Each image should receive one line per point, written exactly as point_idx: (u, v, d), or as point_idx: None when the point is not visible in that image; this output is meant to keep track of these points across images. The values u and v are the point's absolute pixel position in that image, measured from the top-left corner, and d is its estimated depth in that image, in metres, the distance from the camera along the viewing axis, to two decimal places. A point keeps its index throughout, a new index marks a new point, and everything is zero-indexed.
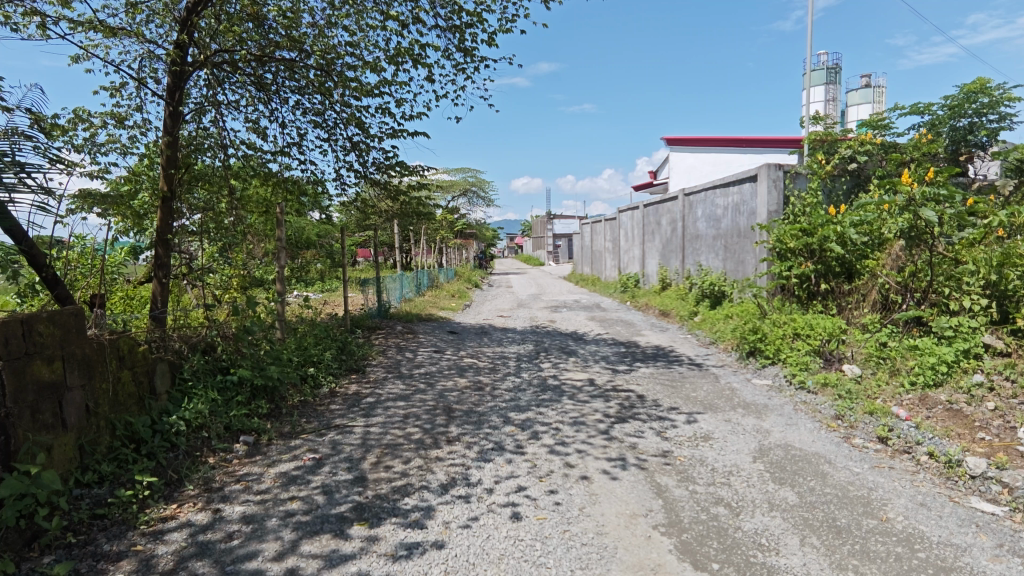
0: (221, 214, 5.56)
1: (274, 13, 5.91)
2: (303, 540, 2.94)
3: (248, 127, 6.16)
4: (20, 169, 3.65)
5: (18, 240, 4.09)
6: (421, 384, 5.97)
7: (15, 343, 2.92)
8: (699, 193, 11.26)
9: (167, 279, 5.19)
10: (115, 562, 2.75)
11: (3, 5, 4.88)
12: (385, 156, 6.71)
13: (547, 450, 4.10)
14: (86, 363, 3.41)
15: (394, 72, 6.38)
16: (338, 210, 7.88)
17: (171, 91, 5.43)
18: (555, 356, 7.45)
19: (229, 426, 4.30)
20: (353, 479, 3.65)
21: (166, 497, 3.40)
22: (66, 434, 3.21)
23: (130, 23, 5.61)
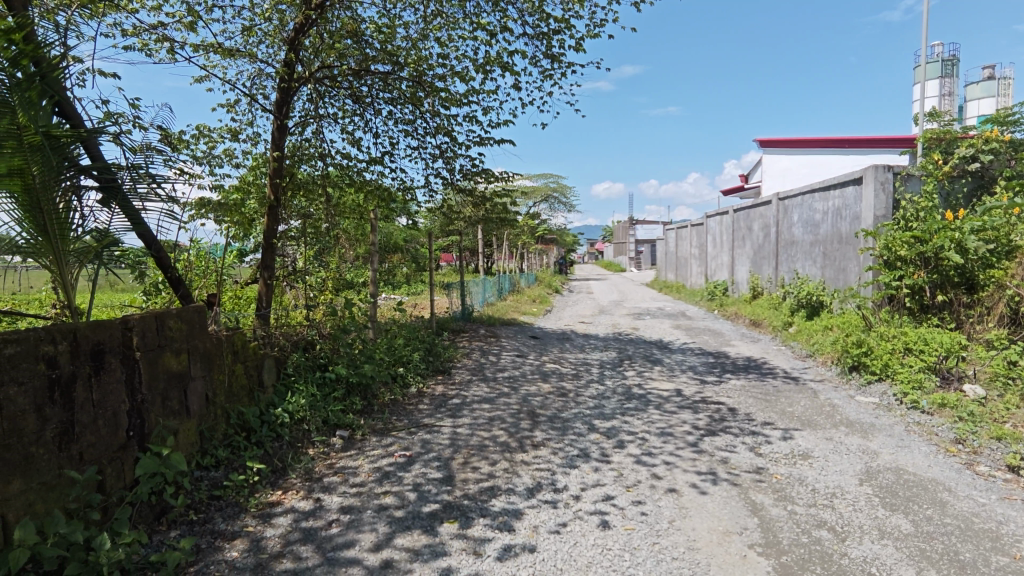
0: (319, 220, 5.92)
1: (371, 29, 6.23)
2: (397, 534, 3.06)
3: (346, 138, 6.52)
4: (152, 180, 4.08)
5: (148, 244, 4.54)
6: (505, 387, 6.05)
7: (151, 336, 3.25)
8: (796, 197, 10.67)
9: (272, 280, 5.60)
10: (230, 540, 2.98)
11: (140, 34, 5.48)
12: (471, 162, 6.87)
13: (633, 460, 4.03)
14: (207, 356, 3.74)
15: (482, 81, 6.54)
16: (425, 216, 8.16)
17: (280, 106, 5.87)
18: (639, 364, 7.31)
19: (327, 420, 4.57)
20: (442, 478, 3.76)
21: (272, 483, 3.66)
22: (189, 420, 3.52)
23: (245, 45, 6.11)
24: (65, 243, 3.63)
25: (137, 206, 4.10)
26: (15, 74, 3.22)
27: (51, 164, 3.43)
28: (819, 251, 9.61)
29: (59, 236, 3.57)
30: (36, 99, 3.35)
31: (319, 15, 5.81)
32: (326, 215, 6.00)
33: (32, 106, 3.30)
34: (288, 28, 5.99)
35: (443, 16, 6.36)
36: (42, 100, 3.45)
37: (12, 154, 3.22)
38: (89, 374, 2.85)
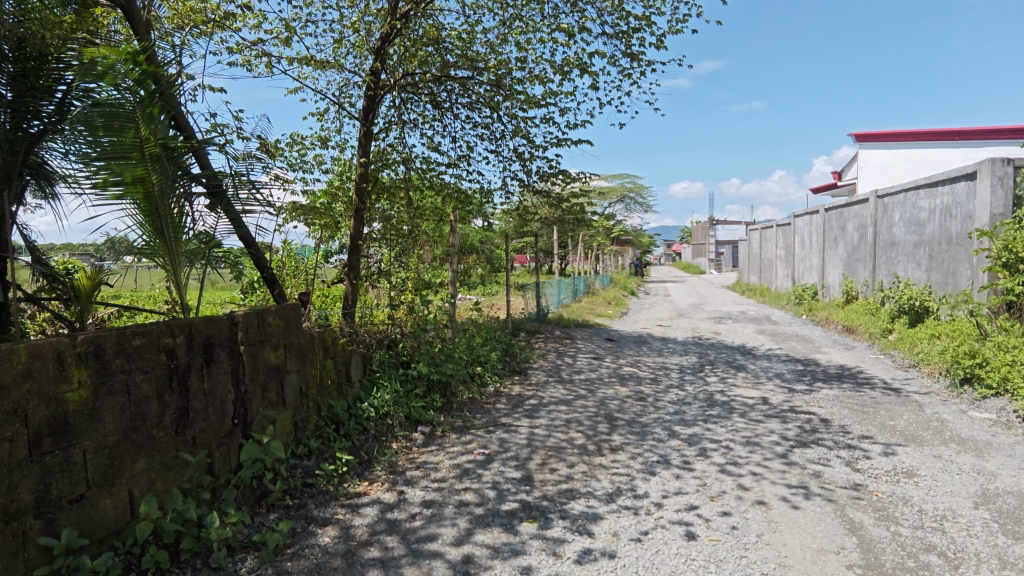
0: (400, 222, 6.09)
1: (451, 36, 6.39)
2: (477, 530, 3.12)
3: (426, 143, 6.72)
4: (252, 186, 4.39)
5: (247, 244, 4.88)
6: (581, 390, 6.02)
7: (253, 331, 3.49)
8: (897, 195, 9.91)
9: (357, 280, 5.87)
10: (322, 526, 3.14)
11: (242, 51, 5.90)
12: (548, 164, 6.89)
13: (717, 469, 3.89)
14: (301, 351, 3.97)
15: (560, 82, 6.54)
16: (500, 219, 8.26)
17: (366, 113, 6.14)
18: (722, 370, 7.05)
19: (409, 416, 4.73)
20: (521, 478, 3.79)
21: (359, 474, 3.83)
22: (286, 410, 3.76)
23: (334, 56, 6.44)
24: (179, 244, 3.94)
25: (239, 210, 4.42)
26: (138, 92, 3.58)
27: (168, 173, 3.78)
28: (924, 253, 8.88)
29: (173, 238, 3.87)
30: (157, 114, 3.69)
31: (403, 24, 6.03)
32: (407, 216, 6.16)
33: (153, 120, 3.65)
34: (374, 38, 6.25)
35: (522, 20, 6.41)
36: (161, 115, 3.79)
37: (135, 164, 3.57)
38: (201, 365, 3.10)
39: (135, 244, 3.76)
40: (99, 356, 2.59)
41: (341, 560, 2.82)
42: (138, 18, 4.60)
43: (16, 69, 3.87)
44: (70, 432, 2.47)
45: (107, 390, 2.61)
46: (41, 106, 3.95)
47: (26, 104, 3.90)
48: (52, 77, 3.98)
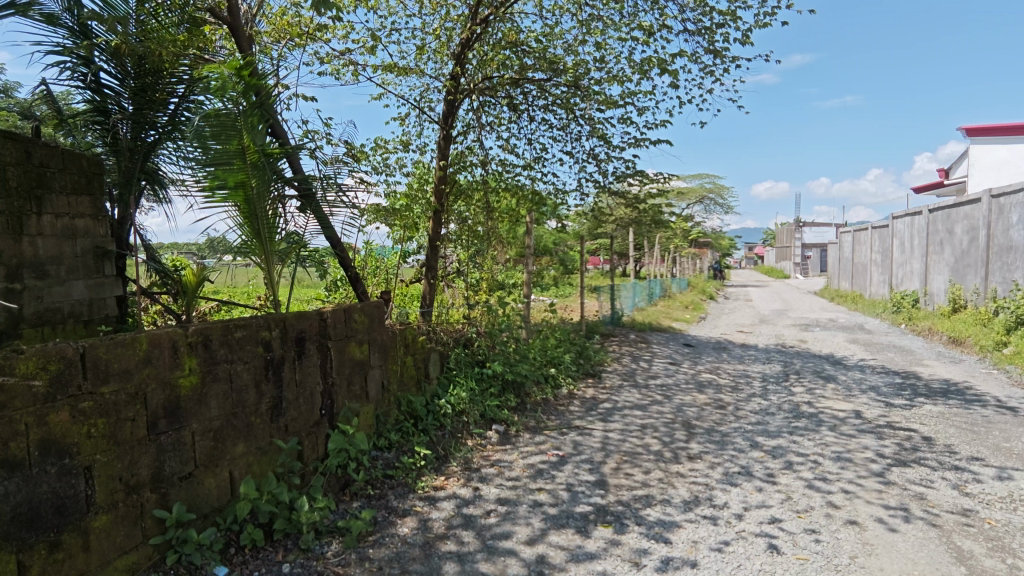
0: (475, 224, 6.22)
1: (529, 39, 6.43)
2: (551, 530, 3.12)
3: (502, 145, 6.81)
4: (339, 189, 4.61)
5: (332, 244, 5.13)
6: (657, 395, 5.89)
7: (341, 327, 3.68)
8: (1016, 195, 9.01)
9: (434, 280, 6.03)
10: (401, 517, 3.25)
11: (332, 61, 6.23)
12: (625, 164, 6.79)
13: (805, 484, 3.69)
14: (384, 347, 4.13)
15: (639, 82, 6.43)
16: (575, 220, 8.22)
17: (446, 118, 6.30)
18: (809, 380, 6.67)
19: (484, 414, 4.81)
20: (595, 481, 3.76)
21: (436, 468, 3.93)
22: (368, 404, 3.93)
23: (416, 62, 6.65)
24: (273, 244, 4.19)
25: (327, 212, 4.65)
26: (241, 102, 3.84)
27: (265, 178, 4.03)
28: None
29: (268, 238, 4.13)
30: (257, 123, 3.95)
31: (483, 29, 6.15)
32: (482, 219, 6.27)
33: (254, 129, 3.92)
34: (454, 44, 6.40)
35: (602, 20, 6.35)
36: (261, 124, 4.04)
37: (237, 170, 3.84)
38: (293, 357, 3.31)
39: (235, 243, 4.07)
40: (206, 346, 2.81)
41: (419, 551, 2.91)
42: (242, 34, 4.95)
43: (136, 84, 4.30)
44: (182, 415, 2.68)
45: (212, 377, 2.83)
46: (156, 117, 4.36)
47: (145, 116, 4.34)
48: (166, 91, 4.37)
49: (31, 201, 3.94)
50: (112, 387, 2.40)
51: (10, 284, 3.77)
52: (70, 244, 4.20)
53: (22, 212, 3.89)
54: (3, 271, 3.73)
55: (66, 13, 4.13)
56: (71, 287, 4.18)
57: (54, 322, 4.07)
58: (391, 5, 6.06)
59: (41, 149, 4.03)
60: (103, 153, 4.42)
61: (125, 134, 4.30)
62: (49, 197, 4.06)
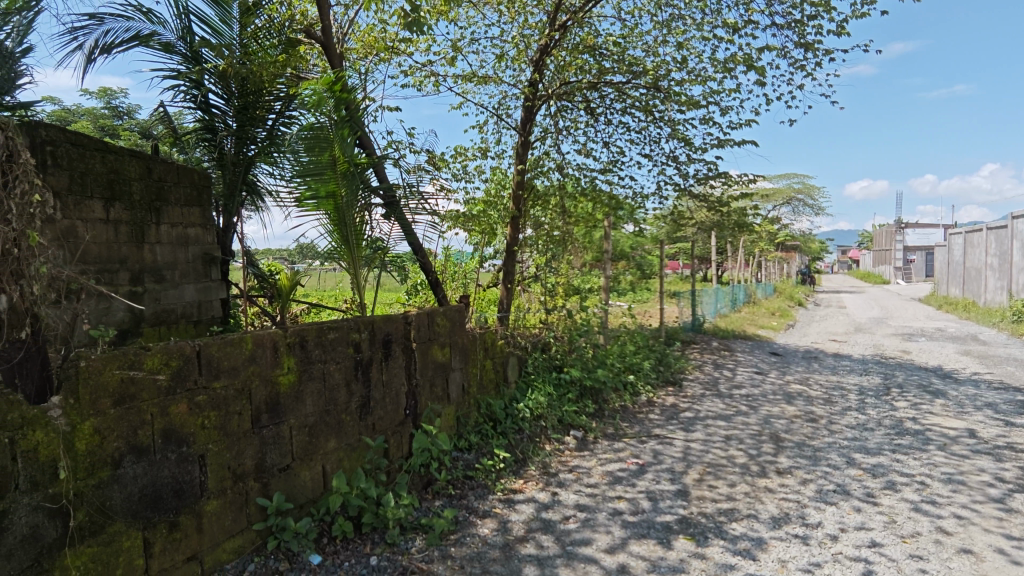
0: (552, 229, 6.19)
1: (608, 42, 6.38)
2: (632, 540, 3.07)
3: (579, 149, 6.79)
4: (422, 197, 4.79)
5: (415, 250, 5.32)
6: (742, 406, 5.66)
7: (424, 330, 3.81)
8: None
9: (511, 285, 6.15)
10: (482, 518, 3.31)
11: (415, 73, 6.47)
12: (707, 167, 6.59)
13: (910, 507, 3.42)
14: (465, 350, 4.23)
15: (723, 80, 6.21)
16: (654, 224, 8.05)
17: (524, 124, 6.38)
18: (913, 394, 6.17)
19: (562, 419, 4.81)
20: (676, 492, 3.67)
21: (515, 471, 3.97)
22: (449, 405, 4.05)
23: (495, 70, 6.77)
24: (360, 250, 4.40)
25: (410, 218, 4.83)
26: (332, 116, 4.08)
27: (354, 187, 4.24)
28: None
29: (356, 245, 4.33)
30: (347, 135, 4.17)
31: (561, 35, 6.18)
32: (559, 223, 6.21)
33: (344, 141, 4.13)
34: (532, 50, 6.46)
35: (684, 19, 6.20)
36: (350, 136, 4.26)
37: (328, 180, 4.07)
38: (380, 358, 3.46)
39: (328, 248, 4.31)
40: (303, 346, 2.99)
41: (499, 552, 2.96)
42: (334, 51, 5.23)
43: (240, 103, 4.66)
44: (282, 410, 2.88)
45: (308, 376, 3.02)
46: (256, 132, 4.75)
47: (247, 131, 4.73)
48: (265, 108, 4.75)
49: (151, 212, 4.37)
50: (222, 383, 2.61)
51: (134, 286, 4.22)
52: (183, 252, 4.62)
53: (144, 223, 4.32)
54: (127, 275, 4.19)
55: (181, 40, 4.57)
56: (183, 290, 4.59)
57: (169, 322, 4.46)
58: (471, 16, 6.22)
59: (160, 165, 4.44)
60: (209, 167, 4.84)
61: (230, 149, 4.72)
62: (166, 208, 4.48)
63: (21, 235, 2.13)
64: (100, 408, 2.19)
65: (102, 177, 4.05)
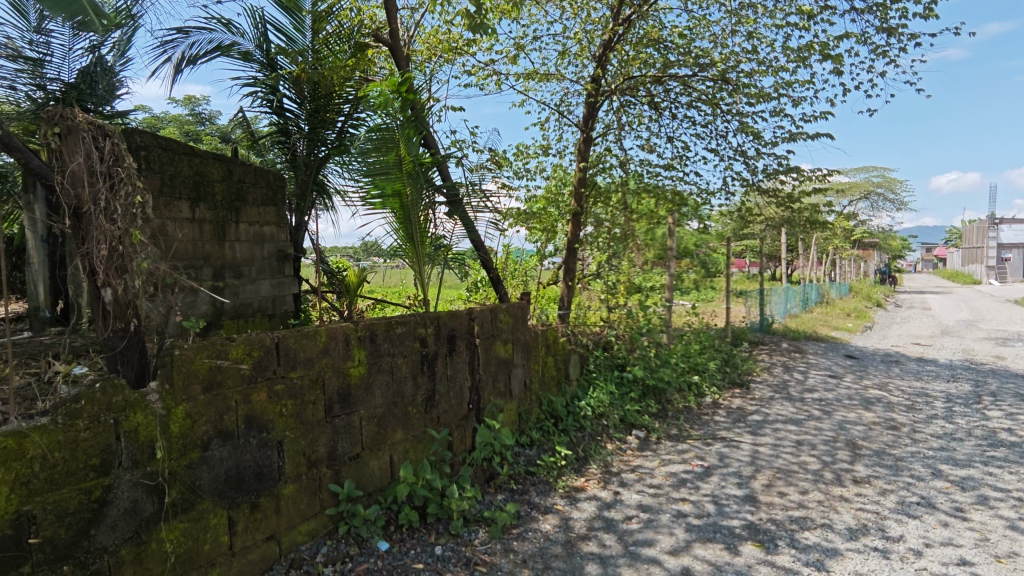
0: (613, 226, 6.12)
1: (673, 34, 6.23)
2: (697, 543, 3.00)
3: (643, 145, 6.67)
4: (484, 194, 4.86)
5: (476, 247, 5.39)
6: (815, 410, 5.41)
7: (487, 326, 3.86)
8: None
9: (572, 283, 6.15)
10: (543, 514, 3.33)
11: (478, 72, 6.55)
12: (778, 161, 6.32)
13: (1004, 524, 3.18)
14: (527, 347, 4.25)
15: (796, 70, 5.94)
16: (720, 220, 7.81)
17: (586, 120, 6.33)
18: (1009, 403, 5.71)
19: (624, 418, 4.76)
20: (744, 497, 3.55)
21: (576, 469, 3.97)
22: (511, 401, 4.09)
23: (558, 67, 6.75)
24: (425, 247, 4.50)
25: (472, 216, 4.90)
26: (399, 117, 4.19)
27: (419, 186, 4.36)
28: None
29: (420, 243, 4.44)
30: (412, 135, 4.28)
31: (625, 29, 6.08)
32: (620, 220, 6.13)
33: (410, 141, 4.24)
34: (595, 45, 6.39)
35: (755, 7, 5.97)
36: (415, 136, 4.37)
37: (394, 179, 4.19)
38: (445, 353, 3.54)
39: (393, 246, 4.44)
40: (372, 339, 3.10)
41: (561, 548, 2.96)
42: (401, 54, 5.23)
43: (312, 106, 4.90)
44: (352, 401, 2.99)
45: (377, 368, 3.12)
46: (326, 134, 5.00)
47: (318, 134, 5.00)
48: (335, 110, 4.96)
49: (232, 212, 4.62)
50: (299, 373, 2.75)
51: (216, 281, 4.51)
52: (259, 249, 4.87)
53: (225, 221, 4.58)
54: (210, 271, 4.46)
55: (257, 48, 4.81)
56: (260, 286, 4.86)
57: (246, 315, 4.73)
58: (533, 13, 6.25)
59: (239, 167, 4.69)
60: (283, 168, 5.09)
61: (302, 151, 5.01)
62: (244, 208, 4.74)
63: (125, 234, 2.30)
64: (192, 394, 2.35)
65: (189, 179, 4.32)
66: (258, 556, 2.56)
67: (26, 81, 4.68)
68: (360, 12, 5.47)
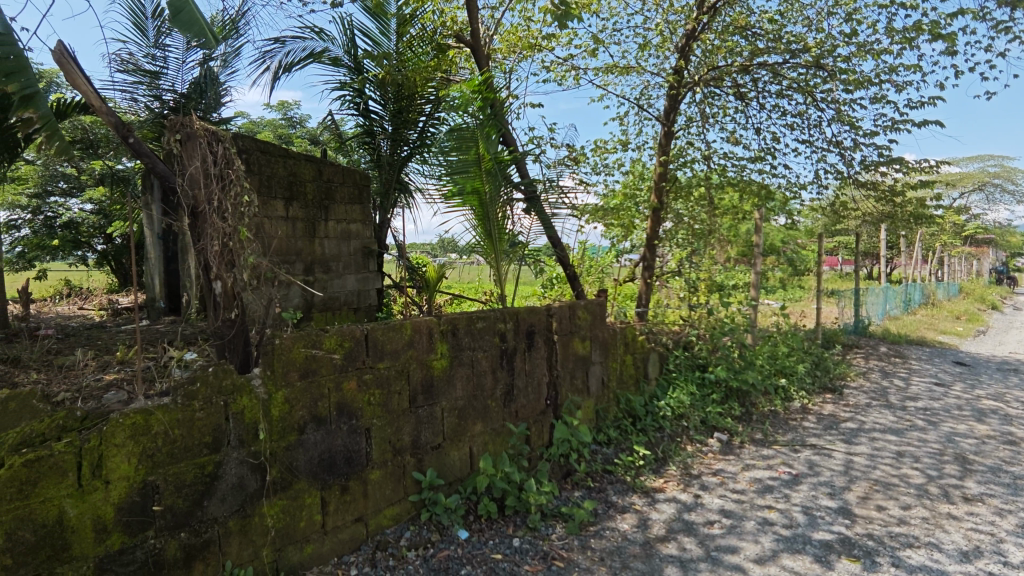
0: (694, 222, 5.94)
1: (762, 20, 5.94)
2: (784, 553, 2.87)
3: (728, 137, 6.42)
4: (561, 190, 4.85)
5: (553, 244, 5.40)
6: (919, 420, 5.00)
7: (565, 323, 3.87)
8: None
9: (650, 280, 6.03)
10: (621, 513, 3.30)
11: (557, 68, 6.55)
12: (879, 152, 5.88)
13: None
14: (605, 344, 4.22)
15: (901, 53, 5.51)
16: (811, 216, 7.38)
17: (668, 113, 6.16)
18: None
19: (706, 420, 4.62)
20: (837, 508, 3.35)
21: (655, 470, 3.89)
22: (589, 398, 4.07)
23: (638, 59, 6.62)
24: (502, 243, 4.56)
25: (550, 213, 4.90)
26: (479, 116, 4.26)
27: (497, 183, 4.42)
28: None
29: (498, 239, 4.51)
30: (492, 133, 4.34)
31: (710, 17, 5.87)
32: (701, 216, 5.94)
33: (489, 138, 4.29)
34: (678, 35, 6.21)
35: None
36: (495, 134, 4.42)
37: (474, 177, 4.26)
38: (524, 348, 3.58)
39: (471, 242, 4.54)
40: (454, 333, 3.19)
41: (640, 549, 2.92)
42: (482, 53, 5.31)
43: (395, 108, 5.12)
44: (435, 392, 3.08)
45: (458, 361, 3.20)
46: (408, 134, 5.27)
47: (401, 133, 5.25)
48: (417, 110, 5.18)
49: (321, 210, 4.88)
50: (386, 364, 2.87)
51: (308, 276, 4.75)
52: (346, 245, 5.12)
53: (316, 219, 4.84)
54: (302, 267, 4.71)
55: (346, 54, 5.05)
56: (346, 280, 5.12)
57: (334, 308, 5.00)
58: (613, 6, 6.17)
59: (328, 168, 4.94)
60: (367, 167, 5.39)
61: (386, 150, 5.28)
62: (333, 207, 5.00)
63: (234, 231, 2.48)
64: (290, 380, 2.51)
65: (284, 180, 4.57)
66: (347, 536, 2.70)
67: (144, 93, 5.17)
68: (442, 14, 5.59)
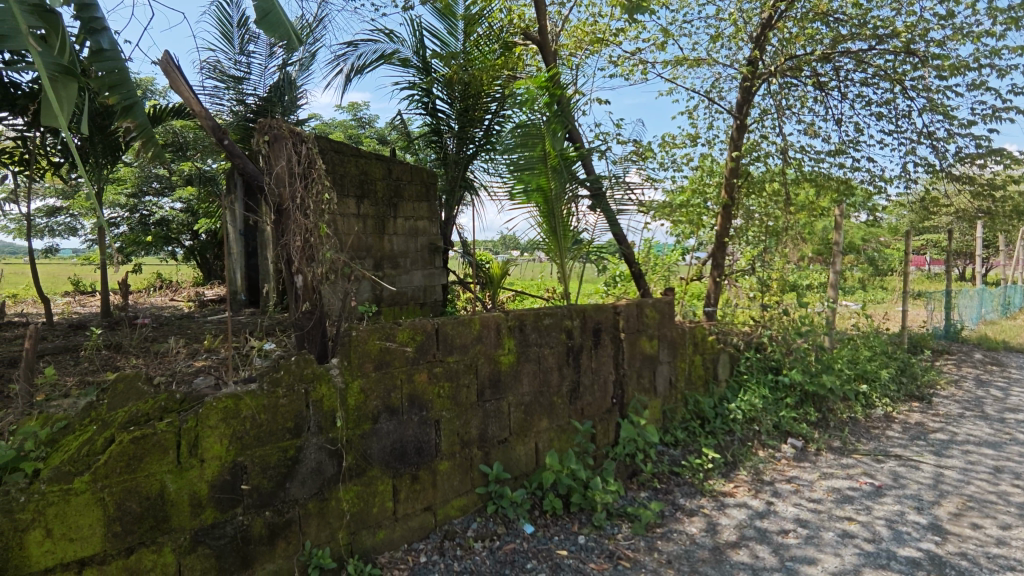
0: (767, 219, 5.70)
1: (845, 5, 5.62)
2: (867, 568, 2.72)
3: (805, 129, 6.11)
4: (628, 187, 4.78)
5: (619, 241, 5.33)
6: (1021, 434, 4.59)
7: (633, 321, 3.81)
8: None
9: (719, 279, 5.85)
10: (689, 516, 3.23)
11: (625, 62, 6.45)
12: (977, 142, 5.44)
13: None
14: (673, 344, 4.13)
15: (1004, 35, 5.07)
16: (897, 213, 6.92)
17: (740, 105, 5.94)
18: None
19: (779, 425, 4.44)
20: (925, 524, 3.14)
21: (725, 474, 3.78)
22: (656, 398, 4.00)
23: (709, 51, 6.41)
24: (567, 240, 4.55)
25: (616, 211, 4.84)
26: (546, 114, 4.26)
27: (562, 181, 4.41)
28: None
29: (563, 236, 4.50)
30: (558, 130, 4.33)
31: (788, 4, 5.61)
32: (775, 213, 5.69)
33: (555, 135, 4.28)
34: (752, 25, 5.97)
35: None
36: (561, 131, 4.40)
37: (539, 175, 4.27)
38: (590, 346, 3.56)
39: (535, 240, 4.55)
40: (521, 329, 3.21)
41: (709, 553, 2.85)
42: (549, 49, 5.30)
43: (462, 106, 5.21)
44: (502, 387, 3.12)
45: (525, 357, 3.22)
46: (474, 133, 5.34)
47: (467, 132, 5.33)
48: (483, 109, 5.24)
49: (390, 208, 5.02)
50: (455, 358, 2.93)
51: (378, 272, 4.91)
52: (413, 242, 5.26)
53: (385, 217, 4.98)
54: (372, 263, 4.87)
55: (415, 54, 5.16)
56: (413, 276, 5.25)
57: (402, 303, 5.14)
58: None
59: (398, 166, 5.08)
60: (434, 166, 5.51)
61: (452, 148, 5.37)
62: (402, 204, 5.13)
63: (314, 227, 2.60)
64: (365, 370, 2.61)
65: (355, 179, 4.72)
66: (417, 524, 2.78)
67: (229, 97, 5.50)
68: (510, 12, 5.61)
